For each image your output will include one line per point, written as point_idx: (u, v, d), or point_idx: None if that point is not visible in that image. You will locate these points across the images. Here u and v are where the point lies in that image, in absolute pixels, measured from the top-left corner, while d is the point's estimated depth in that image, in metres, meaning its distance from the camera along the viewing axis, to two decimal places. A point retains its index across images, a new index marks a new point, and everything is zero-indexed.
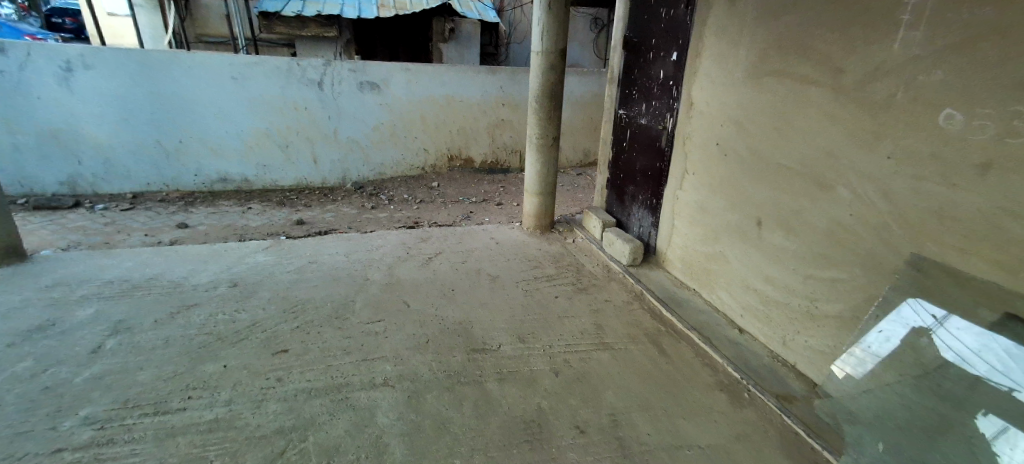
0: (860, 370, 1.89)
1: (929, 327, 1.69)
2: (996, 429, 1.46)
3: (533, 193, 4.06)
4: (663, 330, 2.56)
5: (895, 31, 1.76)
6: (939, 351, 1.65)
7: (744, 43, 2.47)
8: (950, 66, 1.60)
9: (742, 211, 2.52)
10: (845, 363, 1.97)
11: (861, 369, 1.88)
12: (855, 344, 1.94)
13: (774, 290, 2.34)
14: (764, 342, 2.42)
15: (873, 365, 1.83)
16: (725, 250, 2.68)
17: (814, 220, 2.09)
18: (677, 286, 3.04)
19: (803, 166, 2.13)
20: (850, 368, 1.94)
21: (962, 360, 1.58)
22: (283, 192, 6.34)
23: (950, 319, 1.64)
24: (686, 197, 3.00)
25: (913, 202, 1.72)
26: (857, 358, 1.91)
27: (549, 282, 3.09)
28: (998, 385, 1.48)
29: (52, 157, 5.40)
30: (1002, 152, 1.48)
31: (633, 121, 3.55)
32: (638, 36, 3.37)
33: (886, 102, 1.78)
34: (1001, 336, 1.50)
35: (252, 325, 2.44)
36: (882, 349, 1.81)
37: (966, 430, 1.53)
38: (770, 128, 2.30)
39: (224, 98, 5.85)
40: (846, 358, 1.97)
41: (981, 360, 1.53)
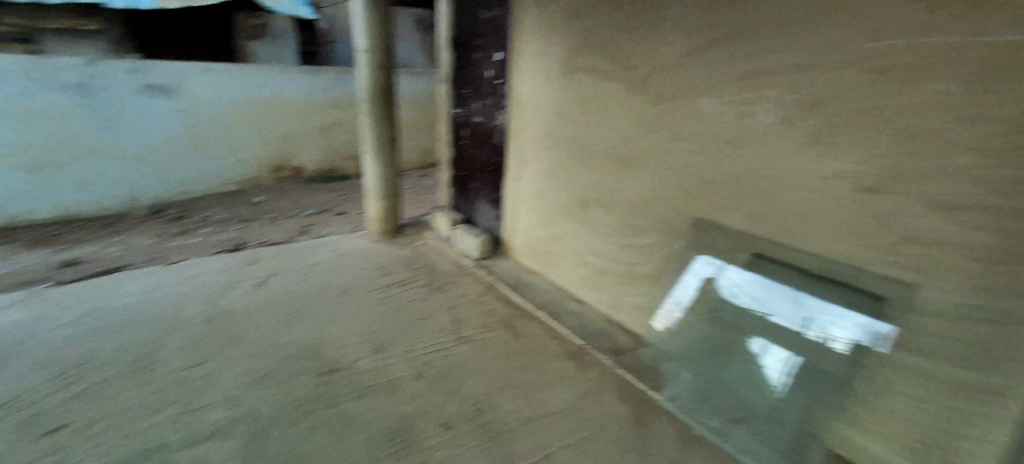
0: (671, 320, 2.27)
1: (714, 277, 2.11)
2: (760, 347, 1.88)
3: (376, 198, 3.90)
4: (515, 314, 2.71)
5: (664, 35, 2.12)
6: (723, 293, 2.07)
7: (555, 43, 2.72)
8: (703, 63, 1.97)
9: (571, 195, 2.79)
10: (661, 316, 2.33)
11: (672, 319, 2.26)
12: (667, 299, 2.31)
13: (602, 262, 2.65)
14: (601, 309, 2.72)
15: (682, 314, 2.22)
16: (562, 232, 2.94)
17: (626, 197, 2.42)
18: (523, 272, 3.24)
19: (612, 151, 2.46)
20: (664, 320, 2.31)
21: (738, 298, 2.00)
22: (36, 229, 4.85)
23: (730, 268, 2.05)
24: (523, 187, 3.21)
25: (690, 174, 2.10)
26: (667, 311, 2.30)
27: (401, 287, 3.01)
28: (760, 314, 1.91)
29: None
30: (740, 129, 1.87)
31: (467, 119, 3.66)
32: (463, 37, 3.48)
33: (664, 93, 2.14)
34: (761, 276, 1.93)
35: (8, 404, 1.86)
36: (683, 297, 2.22)
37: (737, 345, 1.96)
38: (585, 119, 2.59)
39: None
40: (661, 311, 2.33)
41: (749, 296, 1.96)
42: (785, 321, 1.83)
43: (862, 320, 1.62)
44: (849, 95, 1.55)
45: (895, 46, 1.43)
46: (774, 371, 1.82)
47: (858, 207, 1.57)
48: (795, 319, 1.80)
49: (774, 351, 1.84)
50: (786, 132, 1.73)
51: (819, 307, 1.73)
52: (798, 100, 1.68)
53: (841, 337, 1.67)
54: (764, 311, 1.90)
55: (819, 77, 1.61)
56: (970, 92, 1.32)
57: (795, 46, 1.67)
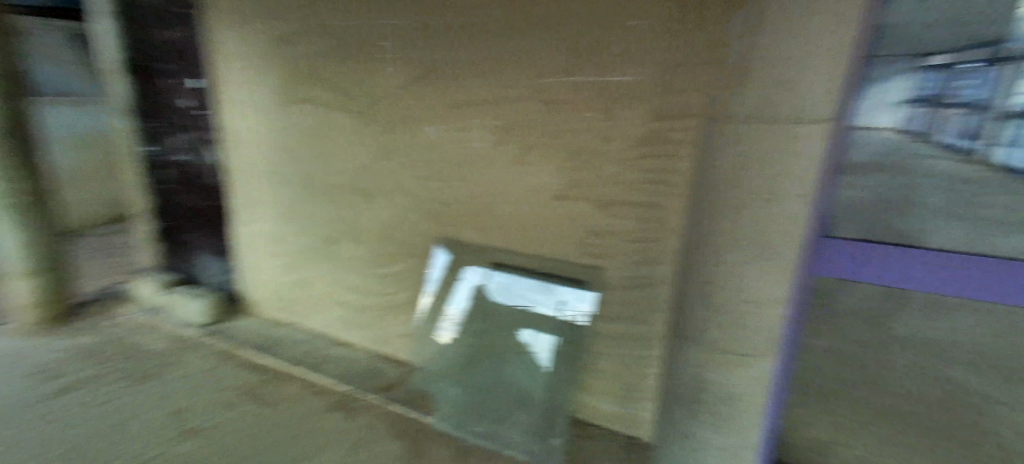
0: (450, 334, 2.22)
1: (474, 285, 2.14)
2: (530, 340, 2.02)
3: (24, 274, 2.78)
4: (263, 379, 2.34)
5: (377, 65, 2.13)
6: (493, 295, 2.10)
7: (263, 71, 2.45)
8: (418, 93, 2.06)
9: (312, 233, 2.58)
10: (443, 329, 2.25)
11: (451, 333, 2.21)
12: (446, 312, 2.24)
13: (359, 297, 2.54)
14: (365, 346, 2.61)
15: (462, 323, 2.19)
16: (309, 275, 2.68)
17: (370, 228, 2.38)
18: (270, 327, 2.83)
19: (348, 182, 2.37)
20: (444, 336, 2.24)
21: (507, 297, 2.07)
22: None
23: (496, 270, 2.09)
24: (254, 230, 2.80)
25: (427, 198, 2.18)
26: (444, 326, 2.24)
27: (85, 388, 2.22)
28: (527, 309, 2.03)
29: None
30: (461, 153, 2.03)
31: (164, 158, 2.98)
32: (141, 60, 2.83)
33: (388, 122, 2.17)
34: (523, 273, 2.03)
35: None
36: (457, 308, 2.20)
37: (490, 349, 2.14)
38: (312, 152, 2.43)
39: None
40: (443, 325, 2.25)
41: (518, 294, 2.04)
42: (541, 309, 2.00)
43: (586, 293, 1.91)
44: (535, 122, 1.83)
45: (555, 82, 1.75)
46: (543, 358, 2.00)
47: (556, 210, 1.89)
48: (547, 305, 1.99)
49: (543, 341, 2.00)
50: (496, 151, 1.94)
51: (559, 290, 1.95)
52: (499, 127, 1.91)
53: (580, 312, 1.93)
54: (522, 305, 2.04)
55: (513, 105, 1.86)
56: (606, 116, 1.68)
57: (487, 79, 1.88)
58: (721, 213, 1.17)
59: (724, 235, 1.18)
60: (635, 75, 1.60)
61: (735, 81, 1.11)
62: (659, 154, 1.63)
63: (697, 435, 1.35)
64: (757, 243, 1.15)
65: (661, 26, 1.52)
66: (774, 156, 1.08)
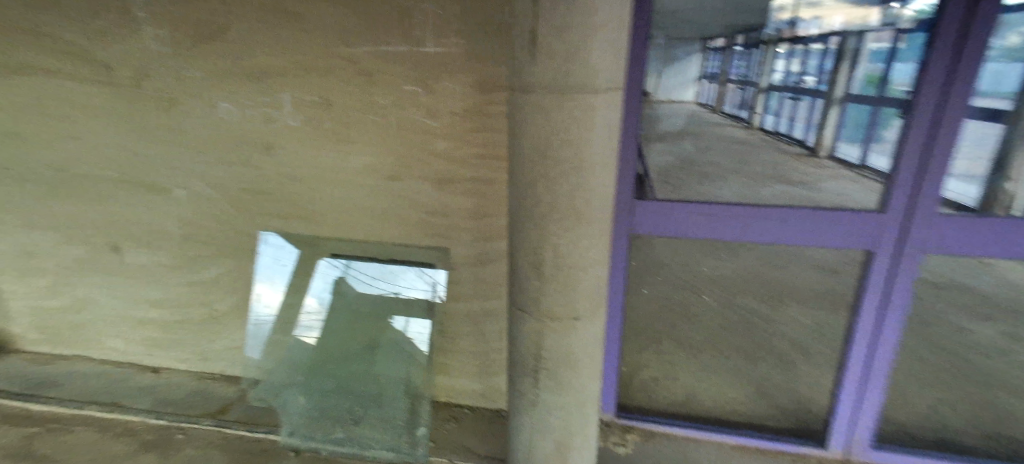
0: (314, 332, 2.00)
1: (333, 277, 1.93)
2: (409, 323, 1.90)
3: None
4: (40, 431, 1.87)
5: (137, 28, 1.70)
6: (355, 287, 1.94)
7: None
8: (197, 61, 1.71)
9: (83, 243, 2.05)
10: (304, 330, 2.00)
11: (316, 331, 1.99)
12: (302, 311, 1.99)
13: (165, 312, 2.12)
14: (184, 367, 2.21)
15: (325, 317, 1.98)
16: (87, 293, 2.15)
17: (163, 230, 1.97)
18: (43, 365, 2.24)
19: (124, 174, 1.91)
20: (307, 337, 2.00)
21: (374, 287, 1.92)
22: None
23: (352, 262, 1.91)
24: None
25: (237, 189, 1.87)
26: (304, 325, 2.00)
27: None
28: (400, 294, 1.89)
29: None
30: (271, 135, 1.77)
31: None
32: None
33: (168, 98, 1.77)
34: (384, 262, 1.87)
35: None
36: (314, 304, 1.97)
37: (334, 352, 2.00)
38: (57, 136, 1.89)
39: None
40: (301, 325, 2.00)
41: (386, 282, 1.89)
42: (409, 293, 1.88)
43: (440, 271, 1.83)
44: (350, 96, 1.66)
45: (366, 51, 1.59)
46: (420, 342, 1.90)
47: (389, 193, 1.77)
48: (409, 288, 1.88)
49: (420, 322, 1.89)
50: (312, 131, 1.73)
51: (417, 272, 1.85)
52: (309, 102, 1.70)
53: (442, 290, 1.84)
54: (389, 291, 1.91)
55: (322, 80, 1.66)
56: (425, 89, 1.60)
57: (284, 45, 1.64)
58: (535, 186, 1.20)
59: (539, 207, 1.21)
60: (448, 45, 1.53)
61: (525, 49, 1.11)
62: (483, 129, 1.61)
63: (538, 400, 1.42)
64: (566, 213, 1.20)
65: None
66: (573, 128, 1.12)
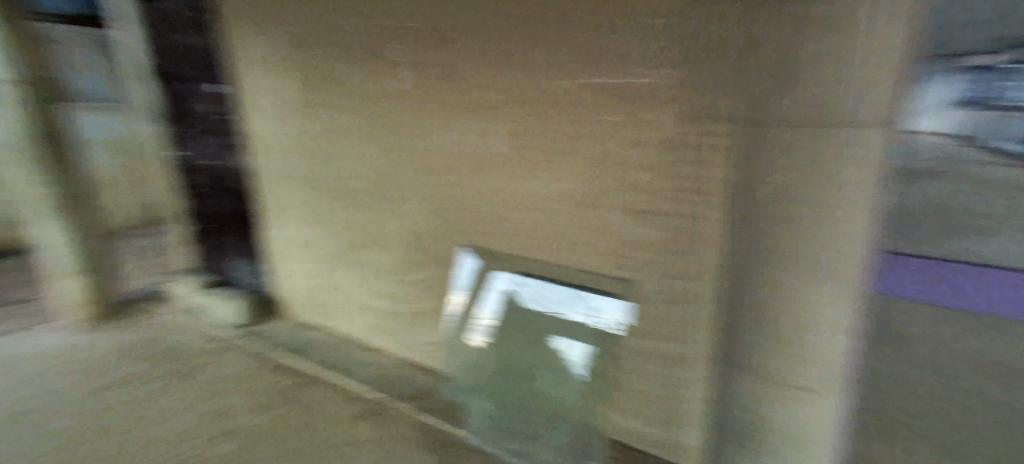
0: (481, 338, 2.19)
1: (500, 289, 2.08)
2: (568, 346, 1.96)
3: (72, 275, 2.92)
4: (296, 381, 2.40)
5: (397, 69, 2.09)
6: (520, 302, 2.04)
7: (282, 75, 2.46)
8: (437, 97, 2.02)
9: (339, 239, 2.59)
10: (474, 333, 2.23)
11: (482, 337, 2.19)
12: (474, 316, 2.21)
13: (386, 303, 2.52)
14: (393, 352, 2.59)
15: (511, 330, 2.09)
16: (336, 279, 2.70)
17: (394, 235, 2.36)
18: (301, 330, 2.87)
19: (373, 187, 2.36)
20: (471, 339, 2.24)
21: (536, 305, 2.00)
22: None
23: (518, 279, 2.02)
24: (283, 235, 2.84)
25: (453, 204, 2.13)
26: (475, 330, 2.22)
27: (127, 387, 2.34)
28: (561, 316, 1.95)
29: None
30: (486, 159, 1.97)
31: (199, 163, 3.06)
32: (169, 66, 2.90)
33: (411, 126, 2.13)
34: (549, 283, 1.94)
35: None
36: (484, 313, 2.17)
37: (516, 364, 2.09)
38: (335, 155, 2.44)
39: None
40: (472, 329, 2.23)
41: (547, 302, 1.97)
42: (573, 316, 1.92)
43: (632, 314, 1.74)
44: (553, 125, 1.74)
45: (577, 84, 1.65)
46: (575, 365, 1.95)
47: (579, 219, 1.77)
48: (572, 312, 1.91)
49: (579, 348, 1.93)
50: (518, 156, 1.87)
51: (579, 298, 1.88)
52: (520, 131, 1.84)
53: (603, 320, 1.82)
54: (553, 311, 1.97)
55: (533, 110, 1.78)
56: (625, 118, 1.57)
57: (506, 79, 1.82)
58: None
59: None
60: (656, 74, 1.47)
61: None
62: (683, 161, 1.48)
63: None
64: None
65: (681, 19, 1.39)
66: None
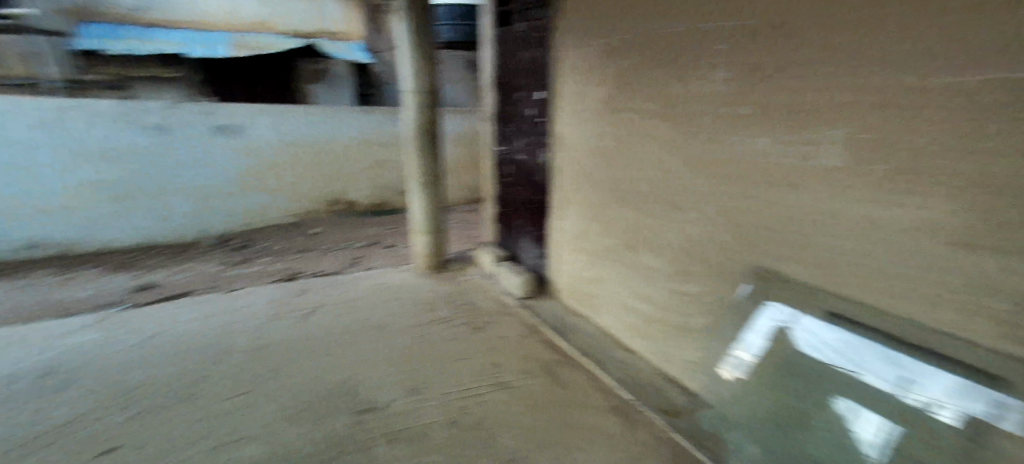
0: (737, 373, 2.01)
1: (772, 324, 1.87)
2: (856, 414, 1.55)
3: (421, 233, 3.97)
4: (558, 359, 2.64)
5: (710, 72, 2.00)
6: (796, 345, 1.77)
7: (594, 82, 2.71)
8: (752, 99, 1.84)
9: (616, 238, 2.69)
10: (729, 366, 2.06)
11: (738, 371, 2.00)
12: (732, 348, 2.04)
13: (651, 309, 2.50)
14: (649, 359, 2.56)
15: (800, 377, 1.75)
16: (606, 274, 2.83)
17: (672, 241, 2.30)
18: (567, 314, 3.15)
19: (659, 192, 2.35)
20: (723, 370, 2.09)
21: (817, 352, 1.69)
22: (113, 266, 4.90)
23: (801, 318, 1.78)
24: (566, 226, 3.15)
25: (748, 220, 1.92)
26: (731, 362, 2.05)
27: (443, 325, 3.04)
28: (850, 372, 1.57)
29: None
30: (803, 172, 1.69)
31: (512, 157, 3.69)
32: (506, 77, 3.57)
33: (713, 131, 2.02)
34: (844, 330, 1.62)
35: (71, 422, 2.01)
36: (744, 346, 1.98)
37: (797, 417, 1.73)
38: (626, 157, 2.54)
39: (18, 144, 4.71)
40: (728, 360, 2.06)
41: (832, 352, 1.64)
42: (869, 379, 1.52)
43: (1012, 411, 1.22)
44: (925, 134, 1.36)
45: (982, 79, 1.24)
46: (867, 444, 1.51)
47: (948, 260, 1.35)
48: (870, 372, 1.52)
49: (875, 419, 1.50)
50: (857, 172, 1.54)
51: (886, 358, 1.50)
52: (864, 140, 1.51)
53: (920, 393, 1.39)
54: (840, 365, 1.61)
55: (891, 116, 1.43)
56: None
57: (855, 79, 1.51)
58: None
59: None
60: None
61: None
62: None
63: None
64: None
65: None
66: None
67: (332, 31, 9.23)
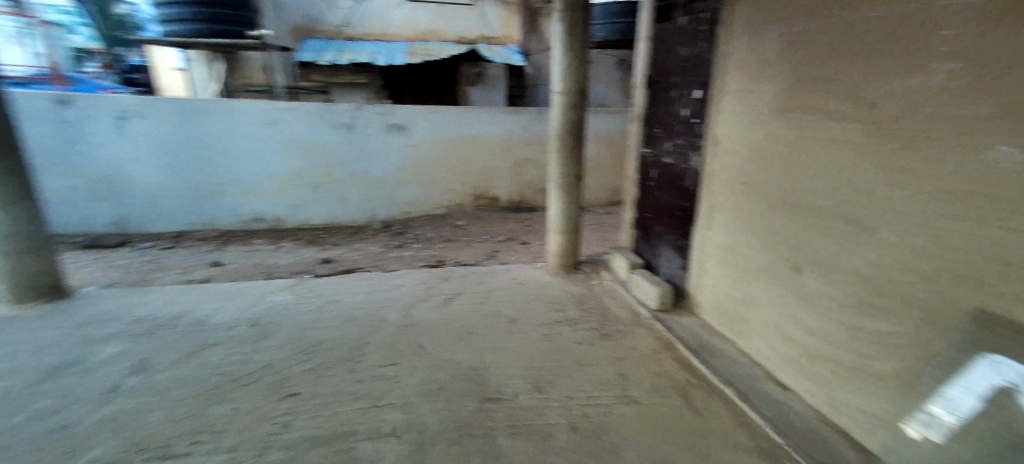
0: (933, 435, 1.63)
1: (986, 382, 1.46)
2: None
3: (556, 232, 3.99)
4: (693, 382, 2.42)
5: (930, 63, 1.62)
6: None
7: (766, 77, 2.40)
8: (995, 96, 1.43)
9: (775, 255, 2.36)
10: (921, 424, 1.68)
11: (933, 434, 1.63)
12: (927, 403, 1.66)
13: (816, 343, 2.13)
14: (807, 399, 2.20)
15: None
16: (759, 295, 2.51)
17: (852, 265, 1.93)
18: (708, 334, 2.87)
19: (838, 206, 1.99)
20: (911, 428, 1.72)
21: None
22: (305, 240, 5.96)
23: None
24: (714, 237, 2.86)
25: (970, 249, 1.51)
26: (924, 420, 1.67)
27: (570, 327, 3.02)
28: None
29: (95, 202, 5.67)
30: None
31: (658, 159, 3.49)
32: (659, 75, 3.38)
33: (926, 136, 1.63)
34: None
35: (266, 366, 2.47)
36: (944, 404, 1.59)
37: None
38: (796, 163, 2.21)
39: (251, 139, 5.99)
40: (920, 418, 1.69)
41: None
42: None
43: None
44: None
45: None
46: None
47: None
48: None
49: None
50: None
51: None
52: None
53: None
54: None
55: None
56: None
57: None
58: None
59: None
60: None
61: None
62: None
63: None
64: None
65: None
66: None
67: (493, 36, 9.76)
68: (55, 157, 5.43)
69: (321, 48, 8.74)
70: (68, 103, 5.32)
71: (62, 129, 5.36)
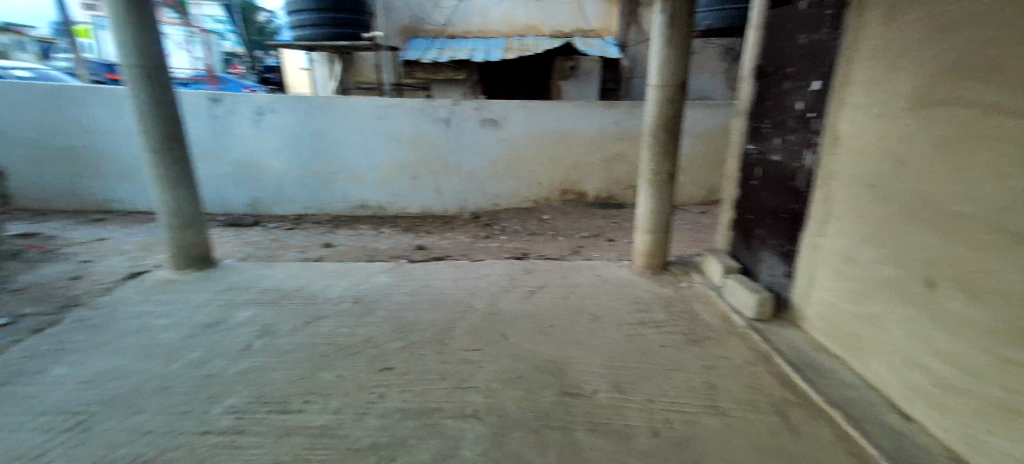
0: None
1: None
2: None
3: (645, 231, 3.87)
4: (793, 401, 2.23)
5: None
6: None
7: (906, 65, 2.11)
8: None
9: (904, 269, 2.09)
10: None
11: None
12: None
13: (952, 371, 1.86)
14: (936, 434, 1.92)
15: None
16: (881, 312, 2.23)
17: (1005, 285, 1.65)
18: (814, 350, 2.62)
19: (988, 217, 1.71)
20: None
21: None
22: (402, 228, 6.39)
23: None
24: (828, 244, 2.59)
25: None
26: None
27: (655, 329, 2.93)
28: None
29: (235, 186, 6.59)
30: None
31: (764, 157, 3.22)
32: (771, 65, 3.11)
33: None
34: None
35: (367, 340, 2.72)
36: None
37: None
38: (937, 166, 1.93)
39: (361, 132, 6.55)
40: None
41: None
42: None
43: None
44: None
45: None
46: None
47: None
48: None
49: None
50: None
51: None
52: None
53: None
54: None
55: None
56: None
57: None
58: None
59: None
60: None
61: None
62: None
63: None
64: None
65: None
66: None
67: (590, 28, 9.63)
68: (207, 147, 6.39)
69: (425, 47, 9.28)
70: (219, 101, 6.22)
71: (214, 123, 6.30)
